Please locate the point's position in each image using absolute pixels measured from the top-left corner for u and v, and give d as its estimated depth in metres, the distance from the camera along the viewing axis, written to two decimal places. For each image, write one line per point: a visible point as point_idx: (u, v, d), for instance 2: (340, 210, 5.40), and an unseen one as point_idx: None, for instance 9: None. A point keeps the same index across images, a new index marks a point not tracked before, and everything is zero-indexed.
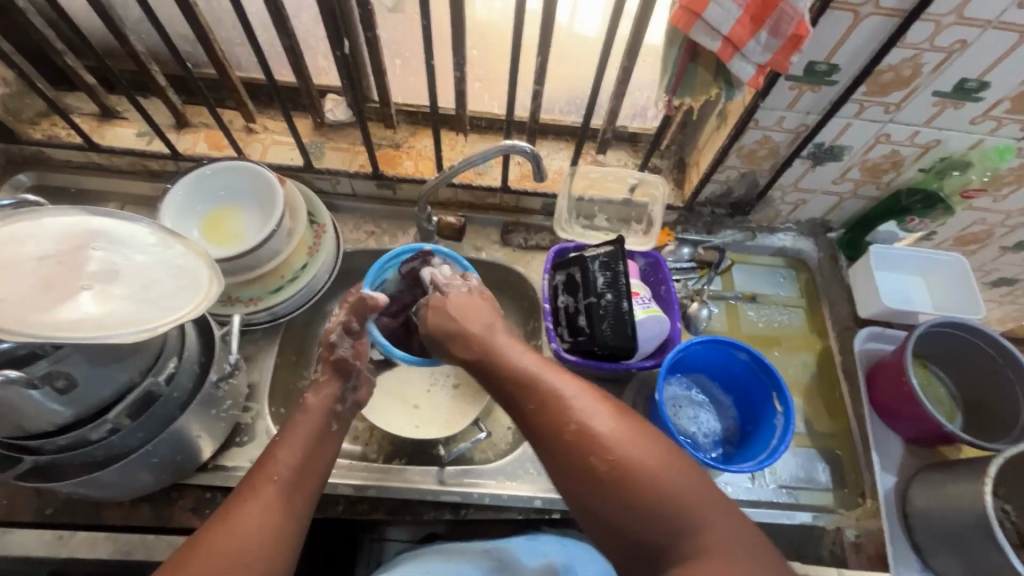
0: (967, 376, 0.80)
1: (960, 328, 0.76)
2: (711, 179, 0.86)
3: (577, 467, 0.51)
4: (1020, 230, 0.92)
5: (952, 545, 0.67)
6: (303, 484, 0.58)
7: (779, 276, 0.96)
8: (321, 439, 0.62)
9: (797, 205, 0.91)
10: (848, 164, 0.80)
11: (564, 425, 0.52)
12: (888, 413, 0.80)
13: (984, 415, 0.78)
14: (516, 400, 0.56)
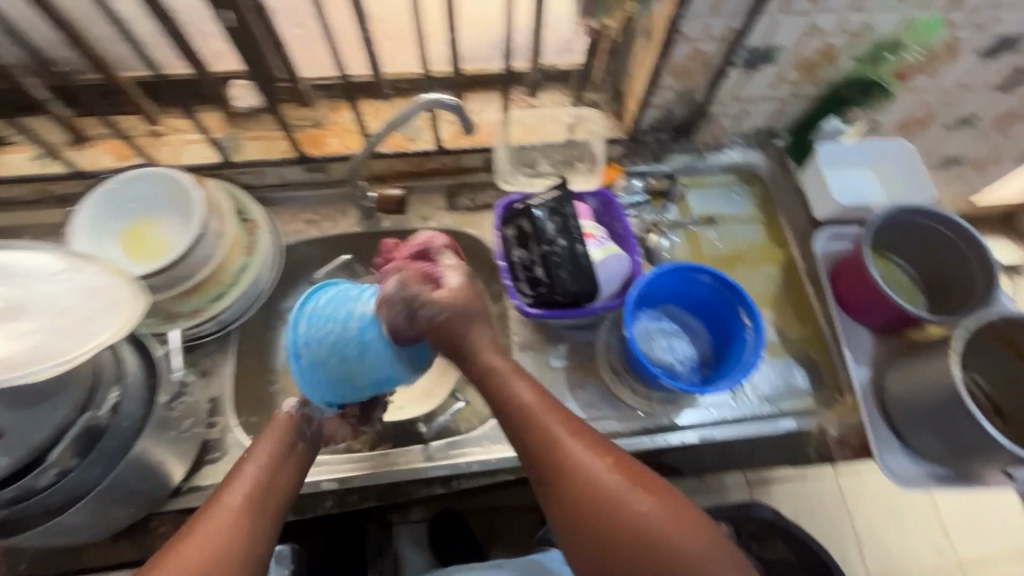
0: (922, 259, 0.81)
1: (915, 214, 0.76)
2: (650, 104, 0.83)
3: (572, 493, 0.52)
4: (960, 105, 0.92)
5: (930, 424, 0.69)
6: (270, 497, 0.58)
7: (732, 193, 0.96)
8: (289, 454, 0.62)
9: (741, 117, 0.89)
10: (783, 64, 0.78)
11: (555, 455, 0.54)
12: (856, 311, 0.80)
13: (943, 294, 0.80)
14: (524, 445, 0.56)
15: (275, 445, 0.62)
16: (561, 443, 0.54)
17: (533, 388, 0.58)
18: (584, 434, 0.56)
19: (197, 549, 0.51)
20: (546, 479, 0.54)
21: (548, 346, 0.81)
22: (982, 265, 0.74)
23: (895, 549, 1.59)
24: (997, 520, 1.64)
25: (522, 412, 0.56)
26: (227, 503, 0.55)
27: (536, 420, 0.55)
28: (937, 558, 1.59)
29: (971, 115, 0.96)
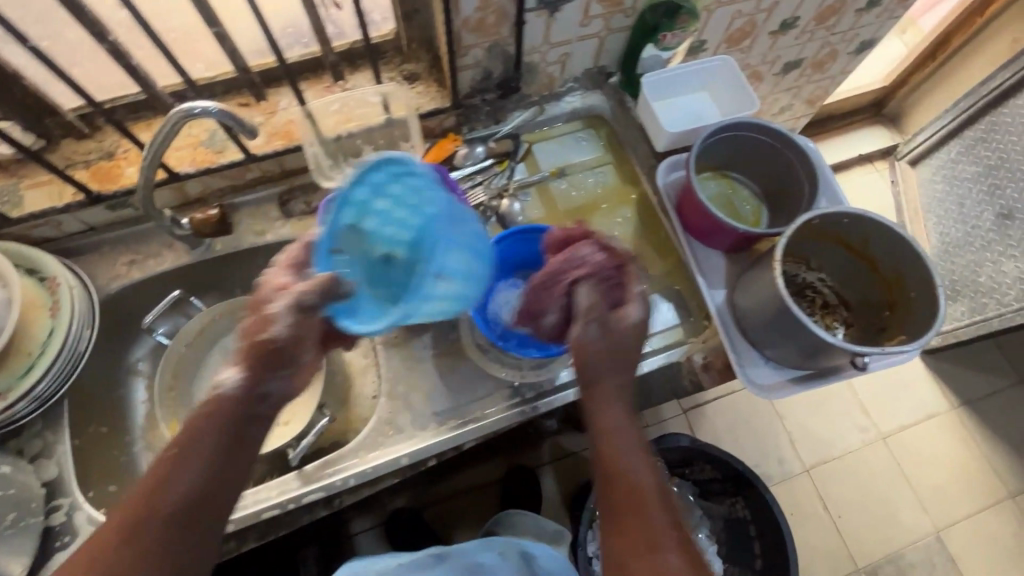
0: (757, 170, 0.81)
1: (740, 129, 0.76)
2: (462, 66, 0.78)
3: (633, 550, 0.52)
4: (776, 9, 0.92)
5: (780, 331, 0.69)
6: (200, 510, 0.51)
7: (579, 139, 0.94)
8: (226, 450, 0.55)
9: (564, 60, 0.86)
10: (583, 0, 0.75)
11: (632, 518, 0.54)
12: (700, 234, 0.80)
13: (779, 201, 0.81)
14: (609, 493, 0.57)
15: (217, 426, 0.55)
16: (636, 506, 0.55)
17: (644, 443, 0.60)
18: (670, 504, 0.56)
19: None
20: (614, 535, 0.55)
21: (412, 338, 0.78)
22: (804, 165, 0.75)
23: (824, 437, 1.71)
24: (907, 388, 1.78)
25: (620, 467, 0.58)
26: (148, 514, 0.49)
27: (623, 472, 0.57)
28: (863, 437, 1.71)
29: (792, 17, 0.96)
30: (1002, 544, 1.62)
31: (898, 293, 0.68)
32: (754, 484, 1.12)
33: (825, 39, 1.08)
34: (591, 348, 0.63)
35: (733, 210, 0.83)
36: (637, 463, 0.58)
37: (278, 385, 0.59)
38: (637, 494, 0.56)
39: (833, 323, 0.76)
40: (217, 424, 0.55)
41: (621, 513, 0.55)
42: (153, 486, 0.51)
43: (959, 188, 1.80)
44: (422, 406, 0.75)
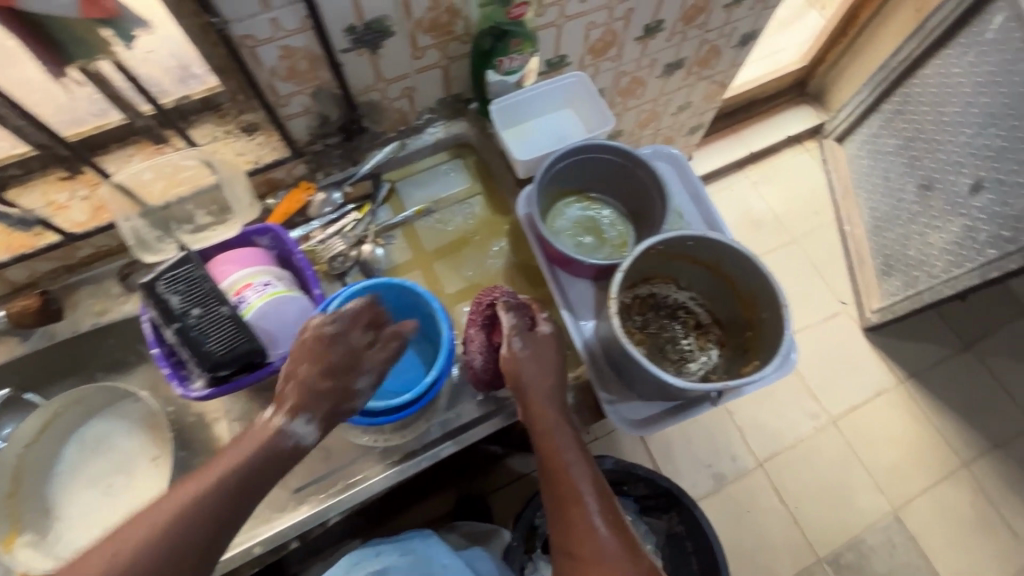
0: (619, 190, 0.78)
1: (585, 151, 0.73)
2: (291, 114, 0.74)
3: (568, 523, 0.59)
4: (632, 15, 0.89)
5: (632, 365, 0.64)
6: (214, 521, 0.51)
7: (447, 172, 0.89)
8: (274, 461, 0.55)
9: (410, 94, 0.81)
10: (405, 33, 0.71)
11: (572, 509, 0.59)
12: (560, 262, 0.73)
13: (641, 220, 0.78)
14: (549, 481, 0.61)
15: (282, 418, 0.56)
16: (570, 499, 0.59)
17: (568, 426, 0.63)
18: (600, 482, 0.61)
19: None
20: (557, 529, 0.59)
21: None
22: (656, 183, 0.72)
23: (774, 428, 1.68)
24: (853, 369, 1.76)
25: (572, 435, 0.63)
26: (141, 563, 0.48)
27: (552, 460, 0.61)
28: (813, 423, 1.69)
29: (654, 20, 0.93)
30: (960, 515, 1.61)
31: (758, 311, 0.65)
32: (683, 500, 1.10)
33: (700, 37, 1.05)
34: (522, 362, 0.64)
35: (599, 234, 0.79)
36: (575, 456, 0.61)
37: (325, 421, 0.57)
38: (568, 470, 0.61)
39: (706, 343, 0.73)
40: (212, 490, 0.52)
41: (559, 510, 0.60)
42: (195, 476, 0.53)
43: (883, 162, 1.78)
44: (280, 481, 0.71)
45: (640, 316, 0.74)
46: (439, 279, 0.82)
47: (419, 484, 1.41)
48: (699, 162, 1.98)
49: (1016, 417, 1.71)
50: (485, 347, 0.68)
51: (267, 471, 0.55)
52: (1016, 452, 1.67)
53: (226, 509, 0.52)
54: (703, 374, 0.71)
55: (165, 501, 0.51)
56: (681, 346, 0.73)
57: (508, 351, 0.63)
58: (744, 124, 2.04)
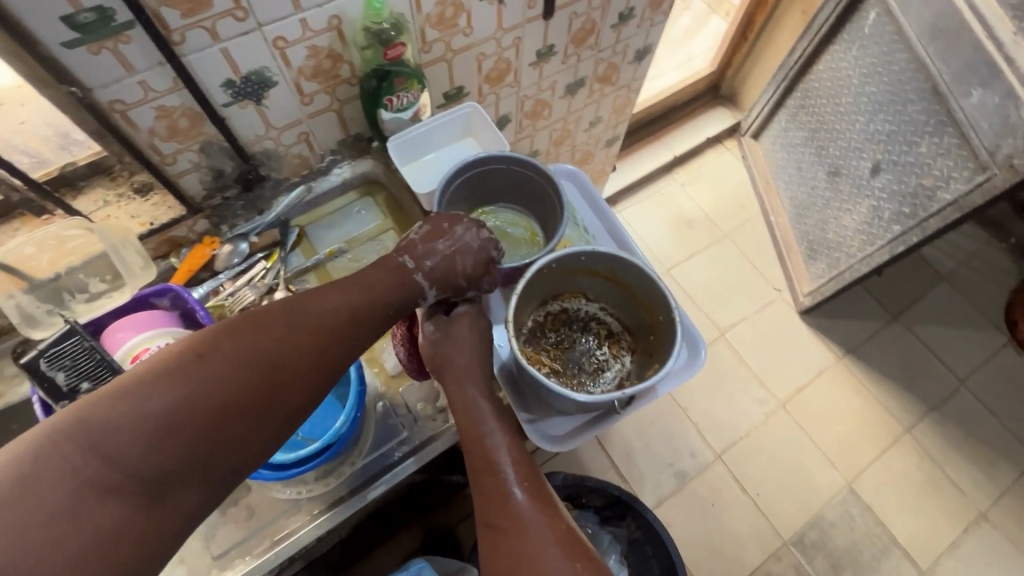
0: (528, 199, 0.81)
1: (492, 162, 0.76)
2: (180, 170, 0.73)
3: (487, 492, 0.60)
4: (521, 44, 0.92)
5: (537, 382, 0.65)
6: (261, 377, 0.50)
7: (357, 209, 0.88)
8: (327, 336, 0.54)
9: (308, 139, 0.82)
10: (289, 82, 0.72)
11: (489, 478, 0.60)
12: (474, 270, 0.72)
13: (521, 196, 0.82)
14: (468, 454, 0.62)
15: (339, 303, 0.56)
16: (486, 470, 0.61)
17: (490, 399, 0.64)
18: (520, 453, 0.62)
19: (160, 407, 0.45)
20: (477, 501, 0.60)
21: None
22: (510, 166, 0.77)
23: (728, 419, 1.73)
24: (794, 352, 1.83)
25: (494, 408, 0.64)
26: (222, 364, 0.49)
27: (471, 434, 0.62)
28: (764, 408, 1.75)
29: (544, 45, 0.97)
30: (910, 479, 1.68)
31: (656, 314, 0.68)
32: (634, 504, 1.12)
33: (595, 56, 1.09)
34: (436, 346, 0.65)
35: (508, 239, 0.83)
36: (492, 428, 0.62)
37: (377, 325, 0.58)
38: (486, 442, 0.62)
39: (619, 351, 0.75)
40: (341, 310, 0.56)
41: (479, 475, 0.61)
42: (257, 321, 0.52)
43: (794, 154, 1.89)
44: (200, 551, 0.68)
45: (554, 333, 0.76)
46: None
47: (379, 527, 1.38)
48: (628, 170, 2.04)
49: (948, 378, 1.80)
50: (406, 340, 0.71)
51: (368, 320, 0.57)
52: (953, 411, 1.76)
53: (325, 344, 0.54)
54: (618, 382, 0.73)
55: (250, 328, 0.51)
56: (595, 356, 0.75)
57: (423, 337, 0.66)
58: (666, 130, 2.12)
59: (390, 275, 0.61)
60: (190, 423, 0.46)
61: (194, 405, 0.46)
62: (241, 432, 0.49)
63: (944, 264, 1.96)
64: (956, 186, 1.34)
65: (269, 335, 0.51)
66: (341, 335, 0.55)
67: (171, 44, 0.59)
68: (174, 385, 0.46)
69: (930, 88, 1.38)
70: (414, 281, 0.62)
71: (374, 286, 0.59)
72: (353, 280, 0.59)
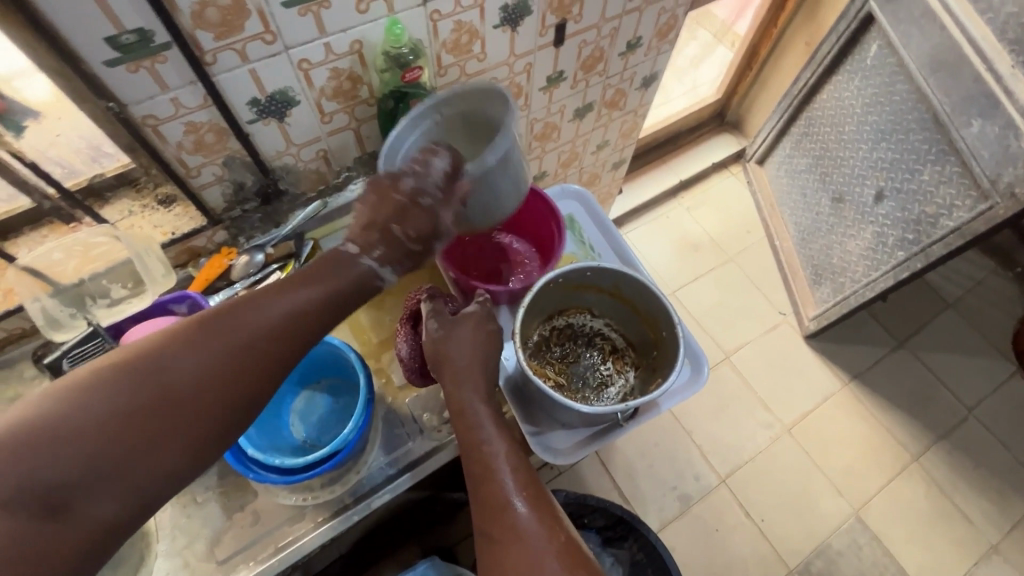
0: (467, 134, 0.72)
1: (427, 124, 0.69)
2: (203, 183, 0.76)
3: (485, 496, 0.60)
4: (532, 69, 0.96)
5: (542, 394, 0.67)
6: (177, 391, 0.49)
7: None
8: (253, 345, 0.53)
9: (325, 156, 0.85)
10: (310, 102, 0.75)
11: (488, 483, 0.61)
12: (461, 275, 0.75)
13: (521, 225, 0.86)
14: (468, 458, 0.63)
15: (273, 308, 0.55)
16: (484, 478, 0.61)
17: (490, 407, 0.65)
18: (520, 459, 0.63)
19: (65, 421, 0.45)
20: (476, 506, 0.61)
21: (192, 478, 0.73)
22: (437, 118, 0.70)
23: (732, 443, 1.71)
24: (800, 377, 1.83)
25: (495, 414, 0.65)
26: (137, 375, 0.48)
27: (471, 439, 0.63)
28: (768, 432, 1.74)
29: (554, 71, 1.01)
30: (918, 509, 1.65)
31: (660, 330, 0.70)
32: (636, 524, 1.11)
33: (603, 82, 1.13)
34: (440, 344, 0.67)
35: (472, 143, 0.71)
36: (492, 434, 0.63)
37: (311, 330, 0.57)
38: (487, 447, 0.63)
39: (623, 367, 0.77)
40: (275, 317, 0.55)
41: (478, 482, 0.62)
42: (185, 332, 0.52)
43: (798, 180, 1.92)
44: (205, 555, 0.69)
45: (559, 347, 0.77)
46: (364, 328, 0.83)
47: (379, 545, 1.37)
48: (634, 193, 2.08)
49: (955, 407, 1.79)
50: (410, 336, 0.72)
51: (303, 326, 0.57)
52: (961, 440, 1.74)
53: (252, 352, 0.53)
54: (622, 397, 0.74)
55: (173, 339, 0.51)
56: (600, 372, 0.77)
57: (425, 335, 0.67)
58: (672, 155, 2.16)
59: (334, 274, 0.60)
60: (97, 437, 0.46)
61: (99, 421, 0.46)
62: (152, 447, 0.48)
63: (950, 292, 1.96)
64: (960, 214, 1.36)
65: (197, 345, 0.51)
66: (271, 341, 0.54)
67: (203, 64, 0.63)
68: (83, 399, 0.46)
69: (932, 118, 1.41)
70: (355, 270, 0.62)
71: (313, 291, 0.58)
72: (294, 283, 0.58)
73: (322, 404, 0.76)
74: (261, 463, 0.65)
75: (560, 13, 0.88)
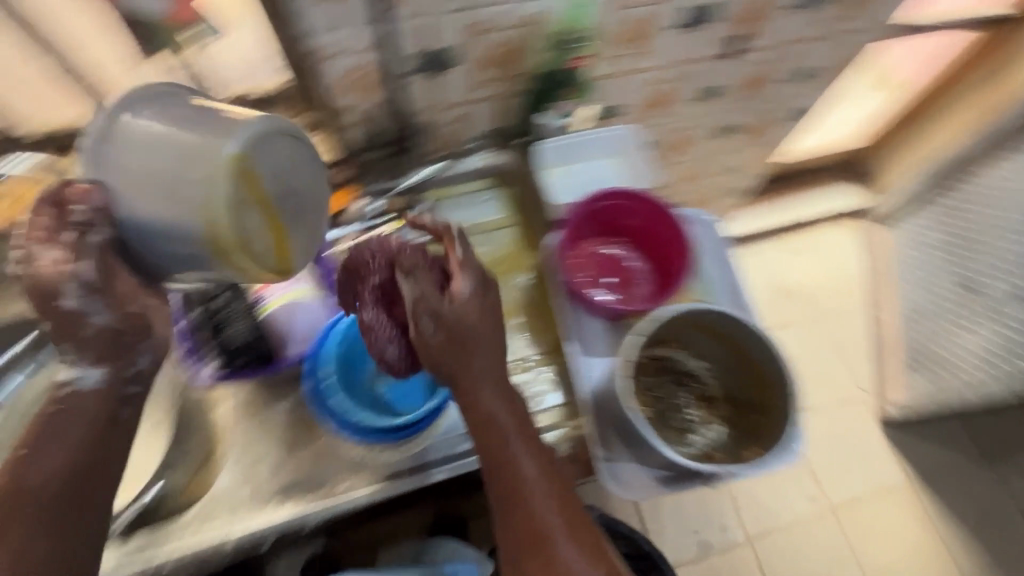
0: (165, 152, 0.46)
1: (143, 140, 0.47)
2: (345, 122, 0.77)
3: (517, 519, 0.57)
4: (690, 79, 0.90)
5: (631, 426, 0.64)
6: (76, 496, 0.54)
7: (485, 198, 0.89)
8: (106, 437, 0.57)
9: (461, 121, 0.83)
10: (466, 66, 0.73)
11: (521, 503, 0.57)
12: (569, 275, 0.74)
13: (646, 242, 0.81)
14: (494, 472, 0.59)
15: (87, 421, 0.56)
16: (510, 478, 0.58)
17: (515, 417, 0.61)
18: (550, 471, 0.60)
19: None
20: (505, 527, 0.58)
21: (270, 402, 0.75)
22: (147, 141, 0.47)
23: (770, 507, 1.63)
24: (861, 460, 1.70)
25: (521, 420, 0.61)
26: (23, 509, 0.52)
27: (500, 447, 0.59)
28: (810, 507, 1.64)
29: (710, 85, 0.94)
30: None
31: (771, 396, 0.65)
32: (662, 563, 1.08)
33: (754, 106, 1.05)
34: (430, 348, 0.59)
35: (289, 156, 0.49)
36: (518, 442, 0.59)
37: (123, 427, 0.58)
38: (516, 462, 0.58)
39: (712, 418, 0.72)
40: (90, 426, 0.56)
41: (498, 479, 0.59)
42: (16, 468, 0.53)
43: (922, 254, 1.75)
44: (266, 479, 0.71)
45: (650, 378, 0.74)
46: None
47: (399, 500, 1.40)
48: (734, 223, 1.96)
49: None
50: (392, 333, 0.65)
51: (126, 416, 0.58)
52: None
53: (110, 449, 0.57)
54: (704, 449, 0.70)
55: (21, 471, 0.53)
56: (685, 416, 0.73)
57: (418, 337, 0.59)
58: None
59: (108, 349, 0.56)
60: (37, 555, 0.52)
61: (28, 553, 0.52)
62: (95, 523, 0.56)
63: None
64: None
65: (51, 458, 0.54)
66: (109, 440, 0.57)
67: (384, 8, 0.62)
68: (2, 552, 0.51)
69: None
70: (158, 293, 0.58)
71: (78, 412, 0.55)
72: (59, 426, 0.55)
73: None
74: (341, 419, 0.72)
75: (740, 26, 0.81)
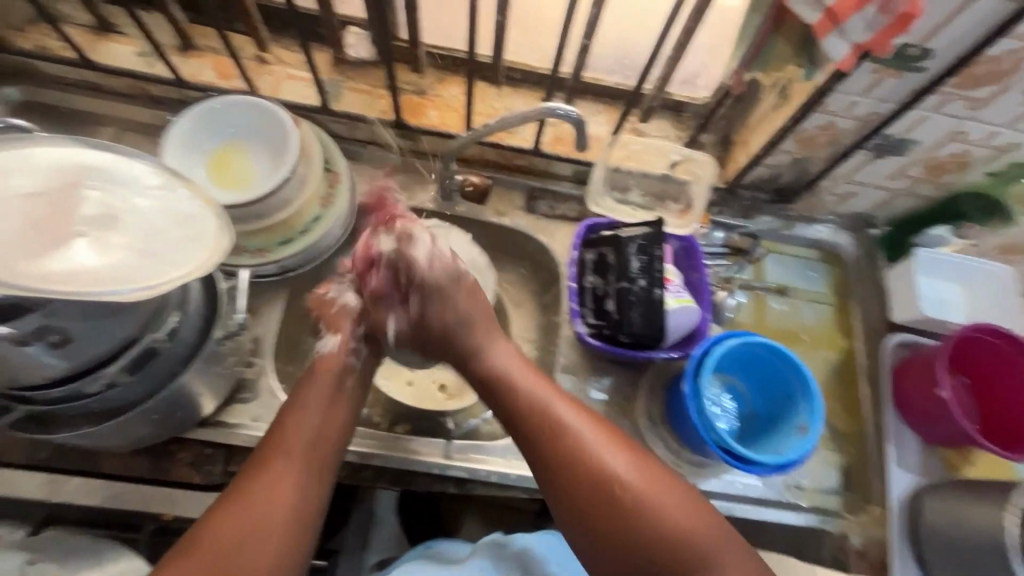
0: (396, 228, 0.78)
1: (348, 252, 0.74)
2: (761, 162, 0.80)
3: (578, 477, 0.55)
4: None
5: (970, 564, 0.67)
6: (319, 451, 0.57)
7: (810, 268, 0.91)
8: (334, 397, 0.62)
9: (846, 198, 0.85)
10: (912, 159, 0.74)
11: (588, 475, 0.54)
12: (902, 373, 0.80)
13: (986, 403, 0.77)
14: (570, 460, 0.55)
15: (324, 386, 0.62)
16: (593, 458, 0.55)
17: (543, 386, 0.61)
18: (578, 407, 0.60)
19: (276, 502, 0.52)
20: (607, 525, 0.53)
21: (592, 377, 0.80)
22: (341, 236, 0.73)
23: None
24: None
25: (538, 398, 0.60)
26: (293, 443, 0.56)
27: (549, 409, 0.58)
28: None
29: None
30: None
31: None
32: None
33: None
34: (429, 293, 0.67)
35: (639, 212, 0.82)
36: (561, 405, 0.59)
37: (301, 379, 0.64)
38: (553, 411, 0.58)
39: None
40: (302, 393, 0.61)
41: (548, 434, 0.57)
42: (290, 420, 0.58)
43: None
44: None
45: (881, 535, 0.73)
46: None
47: None
48: None
49: None
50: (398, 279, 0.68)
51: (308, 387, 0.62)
52: None
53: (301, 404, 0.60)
54: None
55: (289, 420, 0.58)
56: None
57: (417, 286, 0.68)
58: None
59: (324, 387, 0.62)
60: (293, 505, 0.53)
61: (251, 492, 0.52)
62: (321, 490, 0.56)
63: None
64: None
65: (304, 419, 0.58)
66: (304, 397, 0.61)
67: (910, 91, 0.64)
68: (273, 487, 0.53)
69: None
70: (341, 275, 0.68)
71: (323, 416, 0.59)
72: (318, 401, 0.60)
73: (740, 384, 0.77)
74: (704, 426, 0.67)
75: None
